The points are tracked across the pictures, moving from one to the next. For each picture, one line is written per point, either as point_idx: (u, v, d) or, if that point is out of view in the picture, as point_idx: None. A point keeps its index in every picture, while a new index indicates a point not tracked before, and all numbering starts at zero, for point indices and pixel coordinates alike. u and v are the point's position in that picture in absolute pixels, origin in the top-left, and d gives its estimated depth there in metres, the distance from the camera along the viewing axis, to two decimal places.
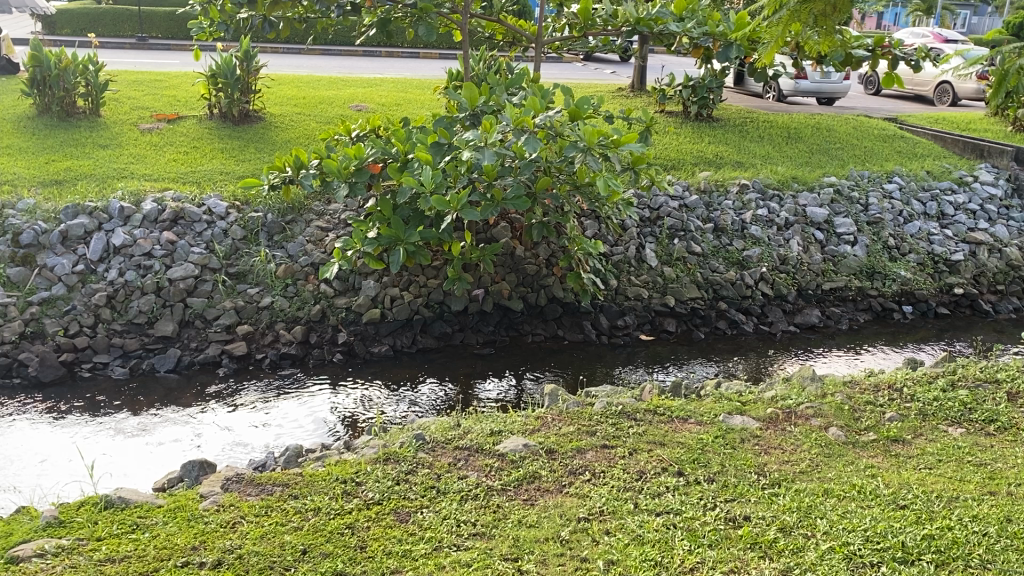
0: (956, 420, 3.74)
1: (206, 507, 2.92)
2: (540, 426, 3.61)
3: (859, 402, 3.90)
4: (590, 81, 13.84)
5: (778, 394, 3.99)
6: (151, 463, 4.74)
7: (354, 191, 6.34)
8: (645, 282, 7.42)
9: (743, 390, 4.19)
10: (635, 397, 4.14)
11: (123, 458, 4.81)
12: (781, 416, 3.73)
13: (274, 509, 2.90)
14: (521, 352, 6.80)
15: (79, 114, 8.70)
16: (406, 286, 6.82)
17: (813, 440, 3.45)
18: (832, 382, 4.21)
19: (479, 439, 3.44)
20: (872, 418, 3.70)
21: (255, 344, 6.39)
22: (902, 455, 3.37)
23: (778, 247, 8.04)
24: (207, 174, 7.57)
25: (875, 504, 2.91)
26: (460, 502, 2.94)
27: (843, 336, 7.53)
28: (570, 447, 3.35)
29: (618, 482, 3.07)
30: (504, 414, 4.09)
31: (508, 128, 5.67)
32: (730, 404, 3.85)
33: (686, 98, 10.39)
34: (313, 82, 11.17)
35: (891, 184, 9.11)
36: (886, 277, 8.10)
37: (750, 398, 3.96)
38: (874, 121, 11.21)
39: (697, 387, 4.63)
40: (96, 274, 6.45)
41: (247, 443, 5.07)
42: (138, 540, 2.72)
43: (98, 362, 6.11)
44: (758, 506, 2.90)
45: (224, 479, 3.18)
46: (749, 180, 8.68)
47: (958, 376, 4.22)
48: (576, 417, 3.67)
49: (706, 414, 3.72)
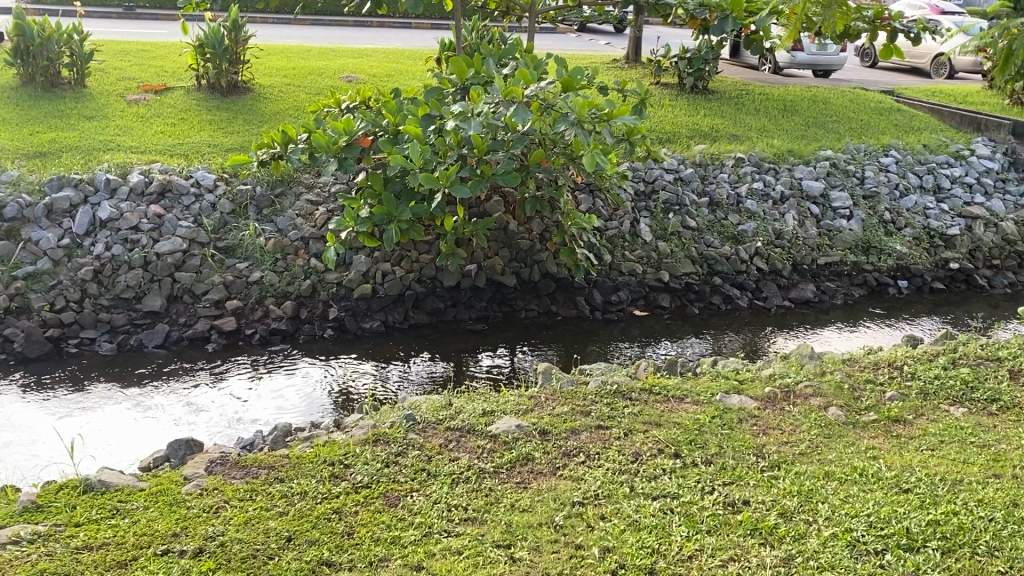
0: (958, 399, 3.69)
1: (189, 491, 2.86)
2: (534, 406, 3.55)
3: (858, 381, 3.84)
4: (583, 52, 13.69)
5: (777, 372, 3.93)
6: (136, 443, 4.67)
7: (344, 166, 6.25)
8: (640, 257, 7.35)
9: (740, 367, 4.14)
10: (630, 375, 4.09)
11: (106, 438, 4.73)
12: (780, 395, 3.67)
13: (260, 494, 2.84)
14: (514, 328, 6.75)
15: (64, 85, 8.54)
16: (398, 261, 6.73)
17: (812, 420, 3.40)
18: (831, 359, 4.16)
19: (472, 419, 3.38)
20: (873, 397, 3.66)
21: (245, 319, 6.30)
22: (903, 436, 3.32)
23: (774, 221, 7.97)
24: (195, 146, 7.45)
25: (878, 487, 2.87)
26: (451, 486, 2.89)
27: (837, 312, 7.49)
28: (564, 428, 3.29)
29: (614, 465, 3.01)
30: (497, 392, 4.03)
31: (498, 99, 5.59)
32: (727, 383, 3.80)
33: (681, 70, 10.27)
34: (303, 52, 11.01)
35: (887, 157, 9.03)
36: (881, 251, 8.03)
37: (748, 376, 3.91)
38: (870, 93, 11.11)
39: (693, 364, 4.57)
40: (83, 248, 6.34)
41: (235, 421, 5.02)
42: (117, 526, 2.66)
43: (85, 338, 6.03)
44: (758, 490, 2.85)
45: (208, 461, 3.12)
46: (745, 153, 8.59)
47: (958, 354, 4.17)
48: (571, 396, 3.61)
49: (702, 393, 3.66)
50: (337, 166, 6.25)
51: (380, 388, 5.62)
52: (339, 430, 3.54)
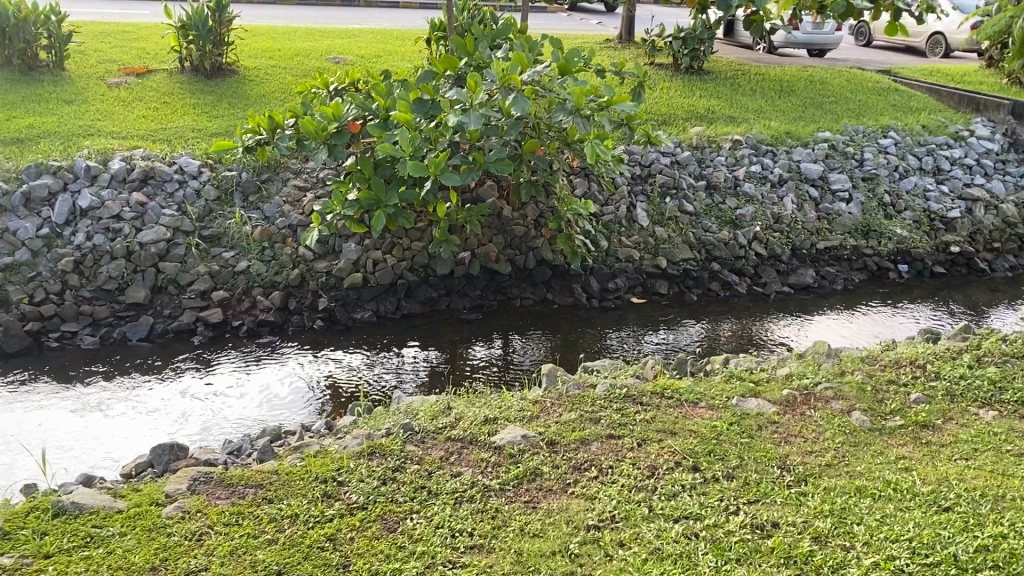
0: (986, 401, 3.54)
1: (169, 514, 2.69)
2: (540, 412, 3.37)
3: (880, 382, 3.69)
4: (576, 32, 13.46)
5: (793, 372, 3.78)
6: (118, 448, 4.49)
7: (334, 154, 6.05)
8: (637, 243, 7.19)
9: (754, 367, 3.98)
10: (638, 375, 3.93)
11: (86, 444, 4.54)
12: (799, 398, 3.52)
13: (246, 517, 2.68)
14: (509, 317, 6.60)
15: (41, 68, 8.28)
16: (390, 248, 6.54)
17: (835, 426, 3.26)
18: (850, 357, 4.01)
19: (473, 428, 3.22)
20: (897, 400, 3.51)
21: (232, 310, 6.12)
22: (935, 444, 3.17)
23: (772, 205, 7.82)
24: (178, 131, 7.22)
25: (915, 506, 2.72)
26: (455, 507, 2.73)
27: (837, 297, 7.36)
28: (573, 438, 3.13)
29: (629, 481, 2.85)
30: (499, 394, 3.86)
31: (495, 85, 5.41)
32: (742, 385, 3.64)
33: (676, 50, 10.08)
34: (288, 33, 10.75)
35: (886, 139, 8.87)
36: (881, 235, 7.89)
37: (763, 377, 3.75)
38: (868, 73, 10.95)
39: (702, 362, 4.42)
40: (63, 238, 6.13)
41: (222, 421, 4.84)
42: (90, 558, 2.49)
43: (66, 332, 5.83)
44: (787, 509, 2.71)
45: (190, 476, 2.94)
46: (742, 135, 8.42)
47: (982, 351, 4.02)
48: (578, 402, 3.45)
49: (717, 397, 3.51)
50: (328, 154, 6.05)
51: (375, 385, 5.45)
52: (332, 436, 3.38)
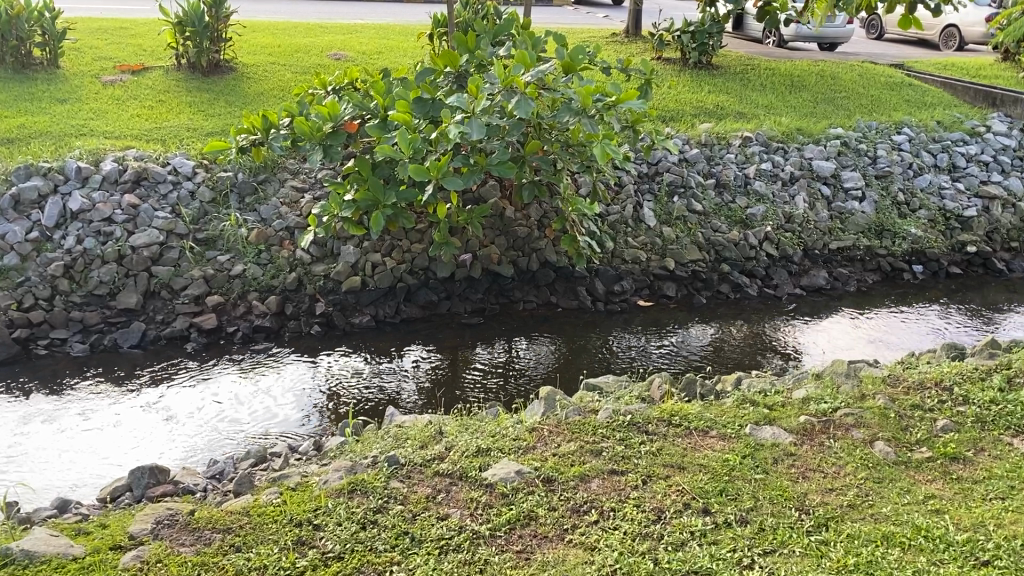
0: (1020, 429, 3.33)
1: (126, 565, 2.51)
2: (537, 442, 3.18)
3: (904, 407, 3.49)
4: (582, 25, 13.24)
5: (810, 396, 3.58)
6: (96, 465, 4.32)
7: (330, 154, 5.89)
8: (643, 243, 6.99)
9: (768, 389, 3.77)
10: (645, 399, 3.72)
11: (64, 458, 4.37)
12: (817, 426, 3.32)
13: (209, 570, 2.49)
14: (512, 321, 6.42)
15: (35, 65, 8.14)
16: (389, 251, 6.36)
17: (857, 459, 3.07)
18: (871, 378, 3.80)
19: (464, 461, 3.03)
20: (923, 429, 3.31)
21: (226, 315, 5.94)
22: (967, 481, 2.97)
23: (783, 204, 7.61)
24: (173, 130, 7.05)
25: (950, 559, 2.51)
26: (439, 557, 2.53)
27: (850, 299, 7.15)
28: (573, 474, 2.94)
29: (633, 527, 2.66)
30: (497, 417, 3.67)
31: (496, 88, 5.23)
32: (757, 412, 3.43)
33: (684, 45, 9.87)
34: (289, 29, 10.56)
35: (900, 135, 8.64)
36: (895, 235, 7.67)
37: (778, 402, 3.54)
38: (880, 67, 10.70)
39: (712, 381, 4.21)
40: (53, 242, 5.96)
41: (206, 437, 4.65)
42: None
43: (55, 339, 5.67)
44: (806, 563, 2.51)
45: (159, 515, 2.77)
46: (752, 132, 8.22)
47: (1013, 371, 3.80)
48: (579, 431, 3.25)
49: (729, 424, 3.31)
50: (323, 155, 5.88)
51: (370, 397, 5.27)
52: (318, 464, 3.20)
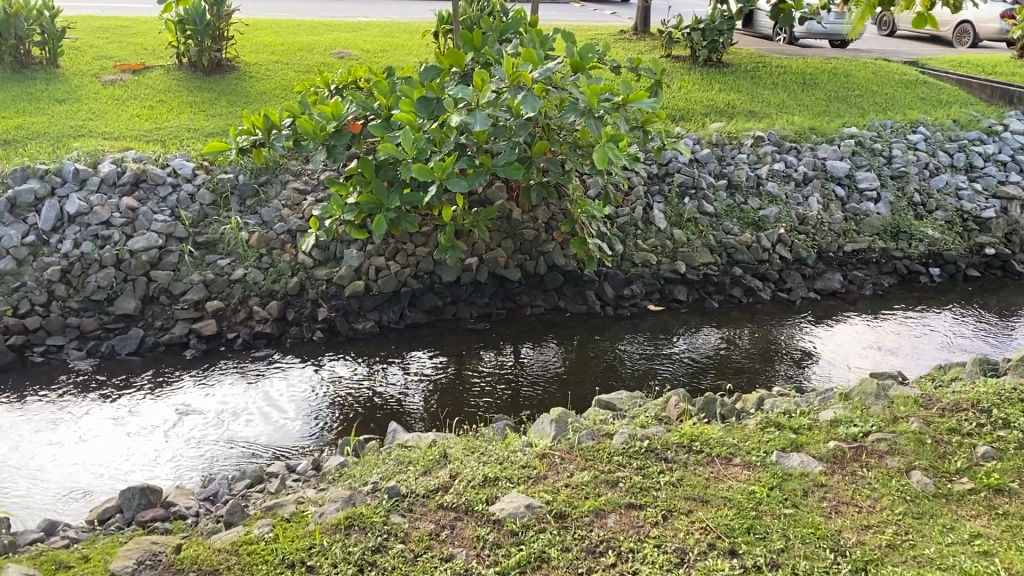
0: None
1: None
2: (548, 471, 3.02)
3: (939, 431, 3.32)
4: (589, 23, 13.07)
5: (839, 418, 3.42)
6: (85, 481, 4.18)
7: (333, 155, 5.74)
8: (653, 246, 6.82)
9: (794, 409, 3.60)
10: (663, 419, 3.54)
11: (52, 473, 4.24)
12: (847, 453, 3.15)
13: None
14: (519, 326, 6.26)
15: (34, 65, 8.02)
16: (393, 255, 6.20)
17: (893, 492, 2.90)
18: (903, 399, 3.62)
19: (469, 493, 2.87)
20: (963, 457, 3.14)
21: (226, 321, 5.80)
22: (1014, 517, 2.79)
23: (796, 205, 7.43)
24: (173, 131, 6.92)
25: None
26: None
27: (866, 303, 6.97)
28: (587, 508, 2.78)
29: (653, 571, 2.49)
30: (506, 438, 3.52)
31: (503, 84, 5.11)
32: (783, 437, 3.27)
33: (694, 42, 9.70)
34: (292, 27, 10.42)
35: (915, 134, 8.46)
36: (911, 237, 7.49)
37: (804, 425, 3.38)
38: (894, 64, 10.52)
39: (731, 401, 4.04)
40: (49, 246, 5.82)
41: (200, 451, 4.49)
42: None
43: (51, 346, 5.53)
44: None
45: (146, 551, 2.63)
46: (764, 131, 8.05)
47: None
48: (593, 459, 3.09)
49: (754, 451, 3.15)
50: (326, 155, 5.74)
51: (373, 407, 5.13)
52: (317, 490, 3.05)
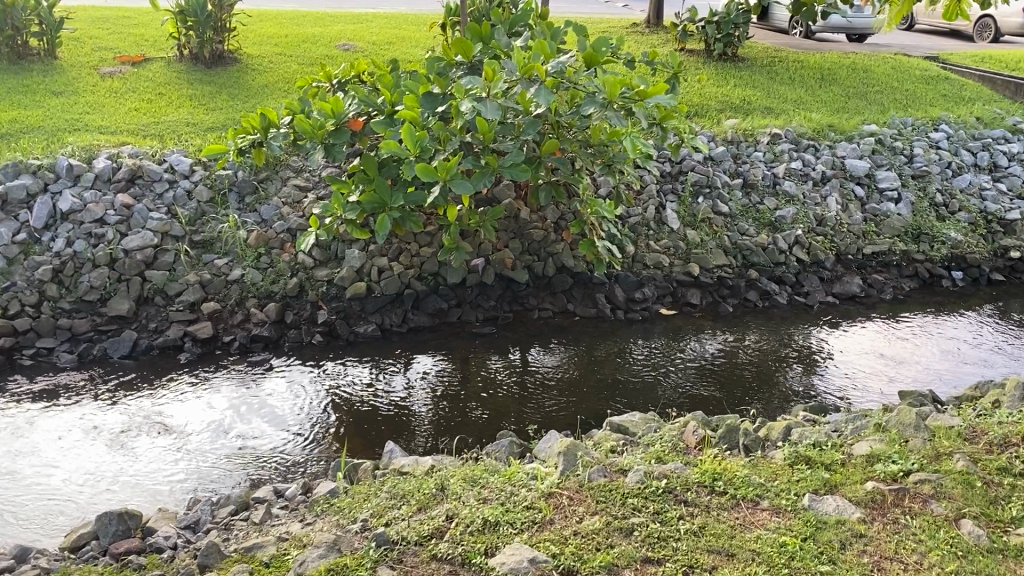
0: None
1: None
2: (556, 514, 2.80)
3: (988, 471, 3.05)
4: (601, 15, 12.80)
5: (875, 453, 3.16)
6: (70, 496, 3.99)
7: (332, 154, 5.47)
8: (666, 247, 6.60)
9: (824, 440, 3.36)
10: (682, 449, 3.33)
11: (35, 487, 4.05)
12: (889, 497, 2.89)
13: None
14: (526, 330, 6.04)
15: (32, 56, 7.83)
16: (396, 255, 6.00)
17: (939, 544, 2.64)
18: (945, 432, 3.36)
19: (467, 542, 2.65)
20: (1017, 504, 2.86)
21: (223, 324, 5.60)
22: None
23: (814, 206, 7.19)
24: (172, 125, 6.72)
25: None
26: None
27: (886, 308, 6.72)
28: (600, 562, 2.54)
29: None
30: (513, 464, 3.31)
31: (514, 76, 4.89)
32: (817, 477, 3.02)
33: (709, 36, 9.46)
34: (298, 18, 10.20)
35: (937, 132, 8.20)
36: (933, 239, 7.23)
37: (838, 462, 3.12)
38: (914, 59, 10.23)
39: (751, 426, 3.83)
40: (41, 244, 5.64)
41: (193, 464, 4.29)
42: None
43: (41, 349, 5.34)
44: None
45: None
46: (781, 128, 7.81)
47: None
48: (603, 497, 2.87)
49: (785, 494, 2.91)
50: (325, 154, 5.47)
51: (374, 417, 4.91)
52: (307, 528, 2.86)
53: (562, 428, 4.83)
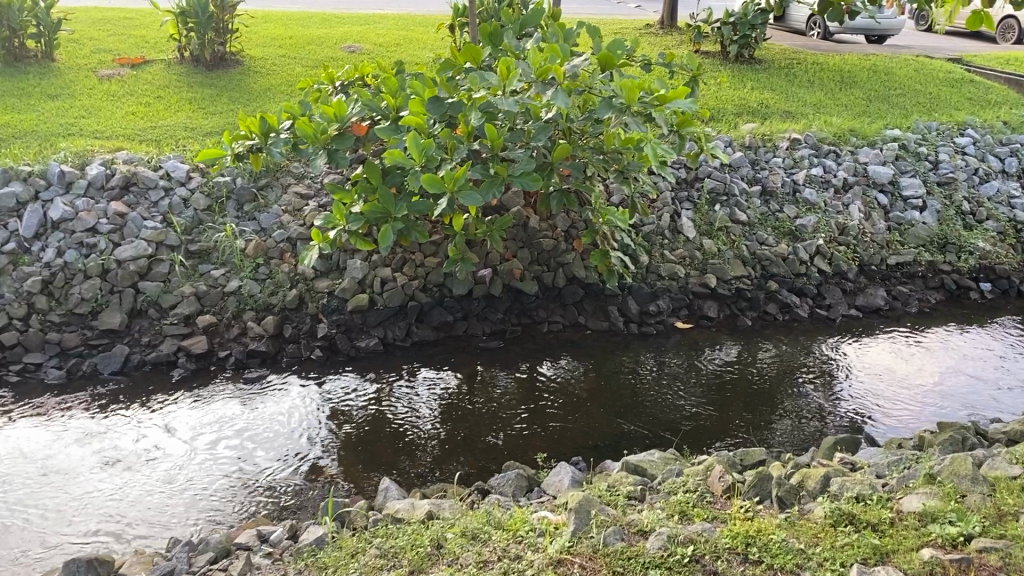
0: None
1: None
2: None
3: None
4: (614, 16, 12.54)
5: (929, 511, 2.83)
6: (50, 533, 3.76)
7: (335, 160, 5.17)
8: (682, 257, 6.34)
9: (869, 492, 3.03)
10: (710, 503, 3.06)
11: (15, 522, 3.82)
12: (949, 568, 2.55)
13: None
14: (535, 344, 5.78)
15: (30, 58, 7.63)
16: (400, 266, 5.76)
17: None
18: (1006, 486, 3.02)
19: None
20: None
21: (218, 338, 5.37)
22: None
23: (836, 214, 6.91)
24: (170, 130, 6.50)
25: None
26: None
27: (912, 321, 6.42)
28: None
29: None
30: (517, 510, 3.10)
31: (530, 78, 4.61)
32: (868, 544, 2.68)
33: (725, 37, 9.19)
34: (304, 19, 9.98)
35: (963, 137, 7.90)
36: (960, 249, 6.93)
37: (888, 527, 2.79)
38: (937, 61, 9.93)
39: (778, 469, 3.55)
40: (31, 255, 5.43)
41: (183, 495, 4.05)
42: None
43: (29, 364, 5.12)
44: None
45: None
46: (801, 133, 7.54)
47: None
48: (618, 567, 2.60)
49: (828, 567, 2.58)
50: (327, 160, 5.17)
51: (377, 438, 4.66)
52: None
53: (575, 453, 4.56)
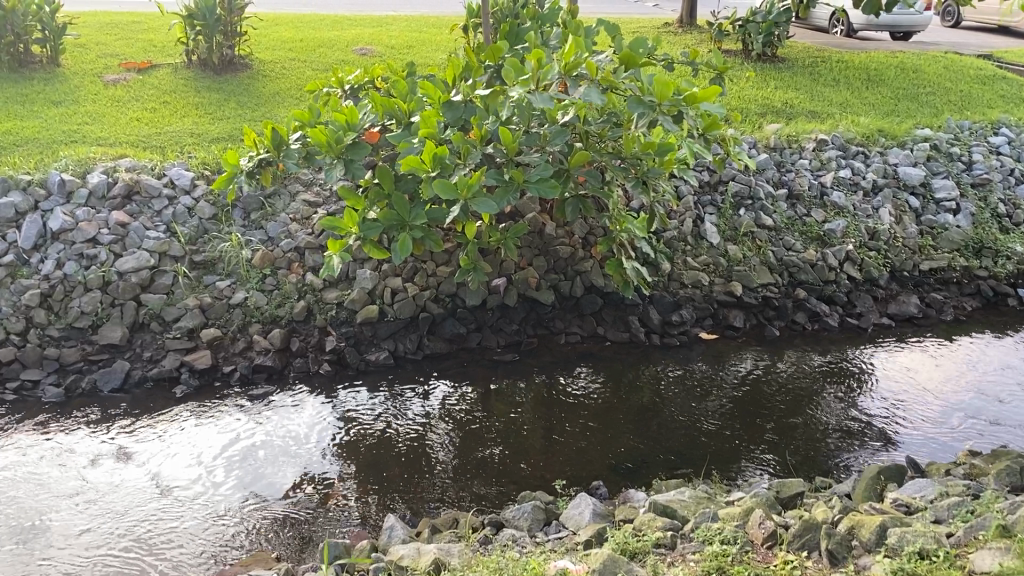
0: None
1: None
2: None
3: None
4: (631, 16, 12.27)
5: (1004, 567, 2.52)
6: (43, 565, 3.56)
7: (352, 170, 4.87)
8: (705, 264, 6.08)
9: (931, 543, 2.75)
10: (758, 559, 2.83)
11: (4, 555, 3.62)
12: None
13: None
14: (553, 357, 5.54)
15: (34, 64, 7.47)
16: (412, 275, 5.53)
17: None
18: None
19: None
20: None
21: (223, 353, 5.15)
22: None
23: (866, 218, 6.62)
24: (175, 136, 6.31)
25: None
26: None
27: (949, 329, 6.11)
28: None
29: None
30: (536, 558, 2.86)
31: (557, 72, 4.34)
32: None
33: (747, 35, 8.91)
34: (314, 21, 9.79)
35: (997, 137, 7.58)
36: (997, 253, 6.62)
37: None
38: (968, 58, 9.60)
39: (821, 509, 3.28)
40: (29, 267, 5.24)
41: (173, 525, 3.84)
42: None
43: (26, 381, 4.93)
44: None
45: None
46: (827, 134, 7.25)
47: None
48: None
49: None
50: (344, 170, 4.88)
51: (384, 459, 4.42)
52: None
53: (595, 476, 4.29)
